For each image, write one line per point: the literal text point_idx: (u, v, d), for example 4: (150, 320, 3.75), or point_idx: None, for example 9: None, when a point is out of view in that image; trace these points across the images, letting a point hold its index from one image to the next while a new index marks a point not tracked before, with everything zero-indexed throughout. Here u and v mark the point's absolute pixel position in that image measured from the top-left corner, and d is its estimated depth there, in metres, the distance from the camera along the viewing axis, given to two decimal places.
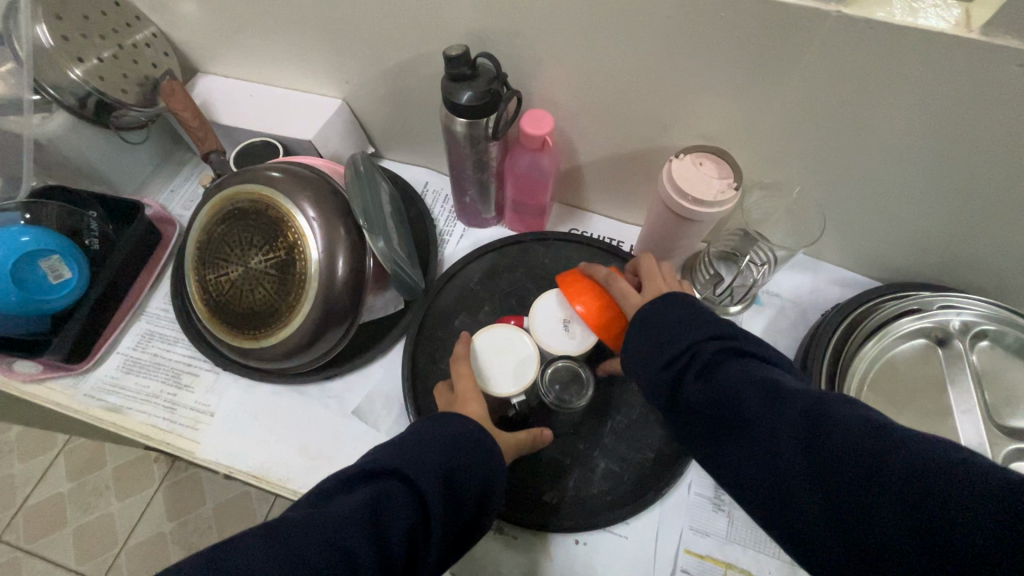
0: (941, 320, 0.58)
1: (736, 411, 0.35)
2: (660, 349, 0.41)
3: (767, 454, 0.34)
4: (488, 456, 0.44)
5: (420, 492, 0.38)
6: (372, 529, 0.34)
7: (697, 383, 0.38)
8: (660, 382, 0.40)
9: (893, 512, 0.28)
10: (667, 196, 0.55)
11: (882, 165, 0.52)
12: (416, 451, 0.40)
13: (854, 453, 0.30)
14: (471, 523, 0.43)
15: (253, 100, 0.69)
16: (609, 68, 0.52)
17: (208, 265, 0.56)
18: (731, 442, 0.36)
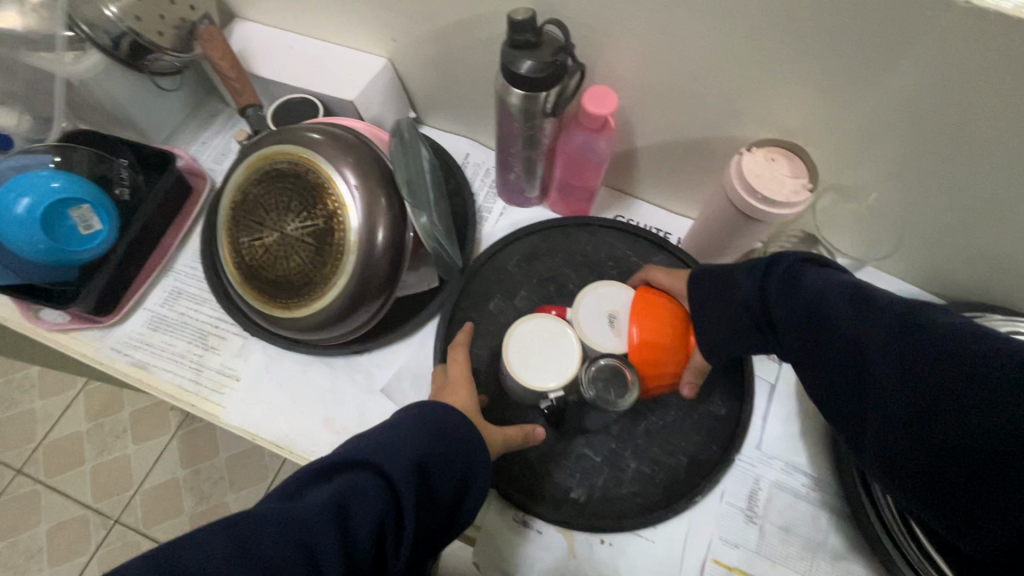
0: None
1: (814, 313, 0.36)
2: (742, 279, 0.44)
3: (847, 348, 0.34)
4: (469, 447, 0.42)
5: (393, 484, 0.36)
6: (337, 521, 0.33)
7: (783, 293, 0.39)
8: (748, 306, 0.42)
9: (983, 396, 0.27)
10: (732, 191, 0.51)
11: (975, 177, 0.47)
12: (390, 441, 0.39)
13: (928, 341, 0.29)
14: (447, 517, 0.41)
15: (294, 53, 0.65)
16: (686, 46, 0.48)
17: (242, 227, 0.54)
18: (809, 347, 0.37)
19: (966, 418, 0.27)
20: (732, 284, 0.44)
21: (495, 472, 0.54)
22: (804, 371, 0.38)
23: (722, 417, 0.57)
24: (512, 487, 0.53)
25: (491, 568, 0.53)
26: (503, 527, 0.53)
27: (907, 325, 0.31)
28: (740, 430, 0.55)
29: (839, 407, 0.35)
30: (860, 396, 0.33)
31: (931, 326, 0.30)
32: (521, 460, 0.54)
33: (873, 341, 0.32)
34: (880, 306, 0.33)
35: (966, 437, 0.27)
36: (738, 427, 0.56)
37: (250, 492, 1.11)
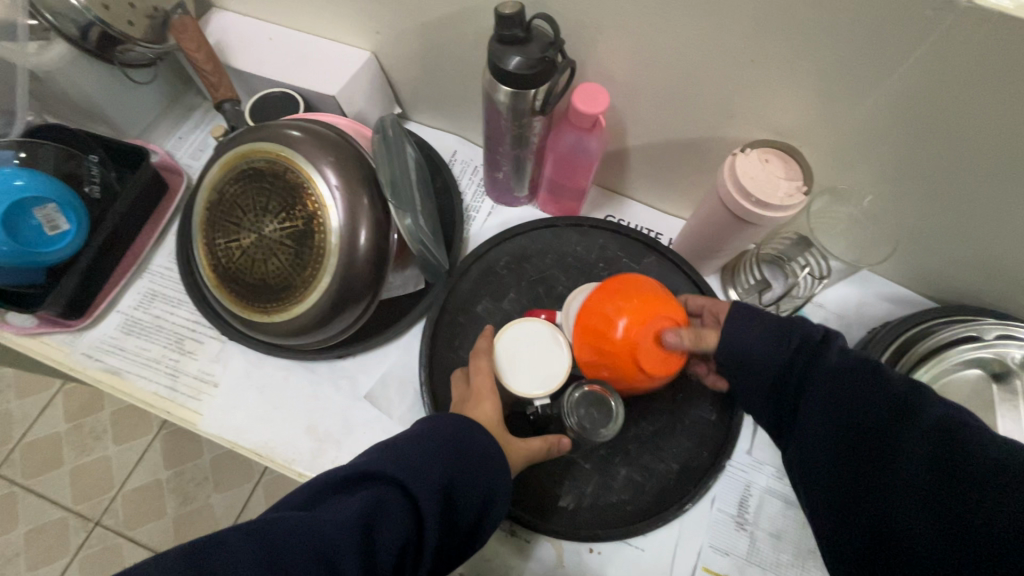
0: (1002, 351, 0.54)
1: (856, 397, 0.36)
2: (777, 329, 0.42)
3: (878, 431, 0.34)
4: (498, 467, 0.41)
5: (416, 505, 0.35)
6: (362, 543, 0.31)
7: (817, 362, 0.39)
8: (769, 370, 0.41)
9: (1001, 505, 0.28)
10: (726, 193, 0.49)
11: (970, 181, 0.46)
12: (417, 457, 0.37)
13: (972, 461, 0.29)
14: (468, 535, 0.40)
15: (274, 45, 0.63)
16: (679, 43, 0.46)
17: (218, 228, 0.51)
18: (836, 427, 0.36)
19: (974, 519, 0.28)
20: (766, 326, 0.42)
21: None
22: (814, 437, 0.37)
23: (713, 422, 0.56)
24: None
25: None
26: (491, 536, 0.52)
27: (949, 433, 0.31)
28: (731, 436, 0.54)
29: (842, 481, 0.35)
30: (875, 479, 0.33)
31: (973, 437, 0.30)
32: None
33: (912, 434, 0.32)
34: (920, 407, 0.33)
35: (972, 536, 0.28)
36: (729, 433, 0.55)
37: (235, 493, 1.09)
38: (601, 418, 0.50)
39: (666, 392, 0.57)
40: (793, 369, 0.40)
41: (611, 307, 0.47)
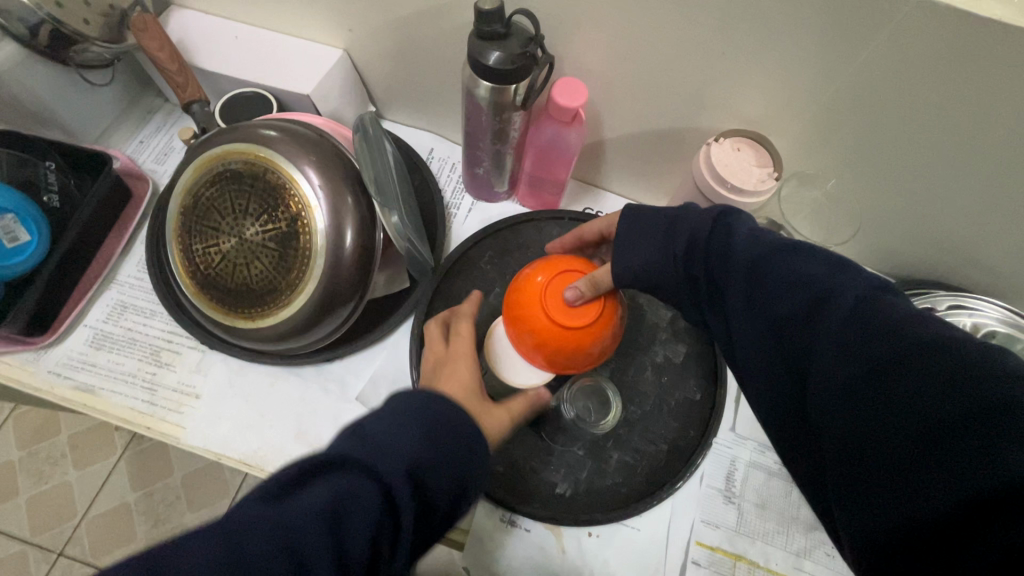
0: (955, 321, 0.58)
1: (761, 291, 0.33)
2: (681, 218, 0.41)
3: (790, 316, 0.31)
4: (475, 442, 0.35)
5: (391, 495, 0.30)
6: (329, 538, 0.27)
7: (717, 243, 0.37)
8: (676, 262, 0.40)
9: (932, 383, 0.25)
10: (702, 180, 0.51)
11: (923, 163, 0.50)
12: (390, 437, 0.32)
13: (879, 345, 0.27)
14: (446, 523, 0.35)
15: (242, 44, 0.61)
16: (653, 37, 0.48)
17: (194, 234, 0.49)
18: (748, 327, 0.34)
19: (909, 405, 0.25)
20: (656, 235, 0.42)
21: None
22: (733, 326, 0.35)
23: (697, 401, 0.58)
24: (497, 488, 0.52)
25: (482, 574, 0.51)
26: (492, 529, 0.52)
27: (870, 312, 0.29)
28: (715, 414, 0.57)
29: (767, 374, 0.33)
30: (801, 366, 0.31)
31: (890, 314, 0.28)
32: (506, 460, 0.54)
33: (836, 317, 0.29)
34: (838, 289, 0.31)
35: (895, 418, 0.26)
36: (712, 410, 0.57)
37: (211, 511, 1.05)
38: (598, 410, 0.56)
39: (652, 375, 0.59)
40: (699, 259, 0.38)
41: (542, 274, 0.49)
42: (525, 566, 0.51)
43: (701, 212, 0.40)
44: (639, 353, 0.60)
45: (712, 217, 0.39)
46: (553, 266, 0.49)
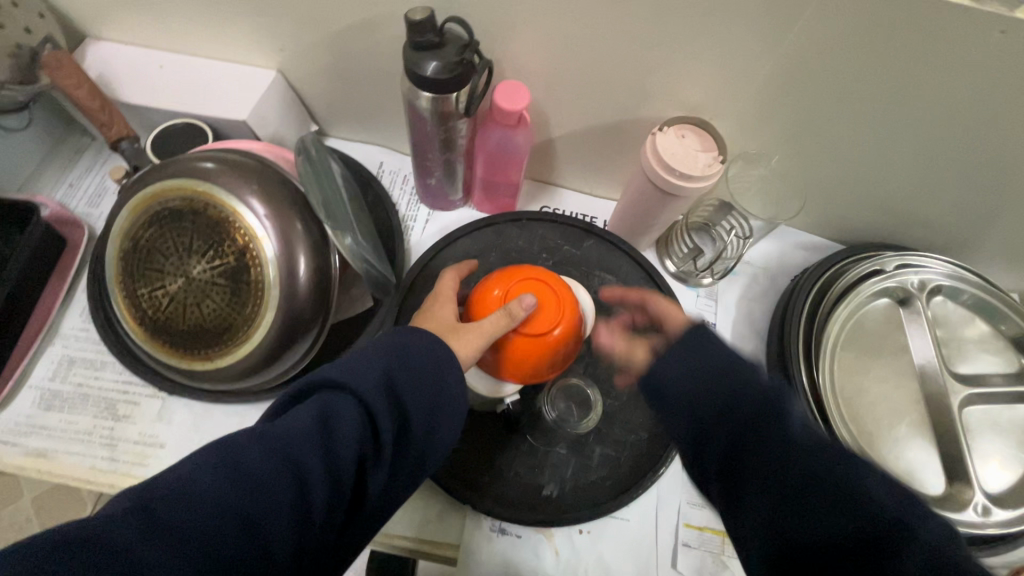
0: (902, 280, 0.61)
1: (769, 461, 0.34)
2: (701, 353, 0.40)
3: (800, 496, 0.33)
4: (438, 359, 0.39)
5: (367, 408, 0.35)
6: (317, 442, 0.32)
7: (771, 456, 0.34)
8: (722, 406, 0.37)
9: None
10: (650, 169, 0.52)
11: (856, 131, 0.52)
12: (363, 363, 0.37)
13: (882, 551, 0.29)
14: (427, 443, 0.39)
15: (168, 73, 0.58)
16: (589, 33, 0.48)
17: (137, 278, 0.47)
18: (753, 488, 0.35)
19: None
20: (688, 361, 0.40)
21: (464, 486, 0.52)
22: (727, 472, 0.37)
23: None
24: (484, 498, 0.52)
25: None
26: (482, 539, 0.52)
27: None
28: None
29: (755, 533, 0.35)
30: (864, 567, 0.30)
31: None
32: (490, 469, 0.53)
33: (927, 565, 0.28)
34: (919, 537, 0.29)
35: None
36: None
37: None
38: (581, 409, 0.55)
39: (626, 366, 0.60)
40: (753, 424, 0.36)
41: (498, 287, 0.47)
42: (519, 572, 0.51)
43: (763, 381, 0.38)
44: None
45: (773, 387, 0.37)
46: (513, 276, 0.48)
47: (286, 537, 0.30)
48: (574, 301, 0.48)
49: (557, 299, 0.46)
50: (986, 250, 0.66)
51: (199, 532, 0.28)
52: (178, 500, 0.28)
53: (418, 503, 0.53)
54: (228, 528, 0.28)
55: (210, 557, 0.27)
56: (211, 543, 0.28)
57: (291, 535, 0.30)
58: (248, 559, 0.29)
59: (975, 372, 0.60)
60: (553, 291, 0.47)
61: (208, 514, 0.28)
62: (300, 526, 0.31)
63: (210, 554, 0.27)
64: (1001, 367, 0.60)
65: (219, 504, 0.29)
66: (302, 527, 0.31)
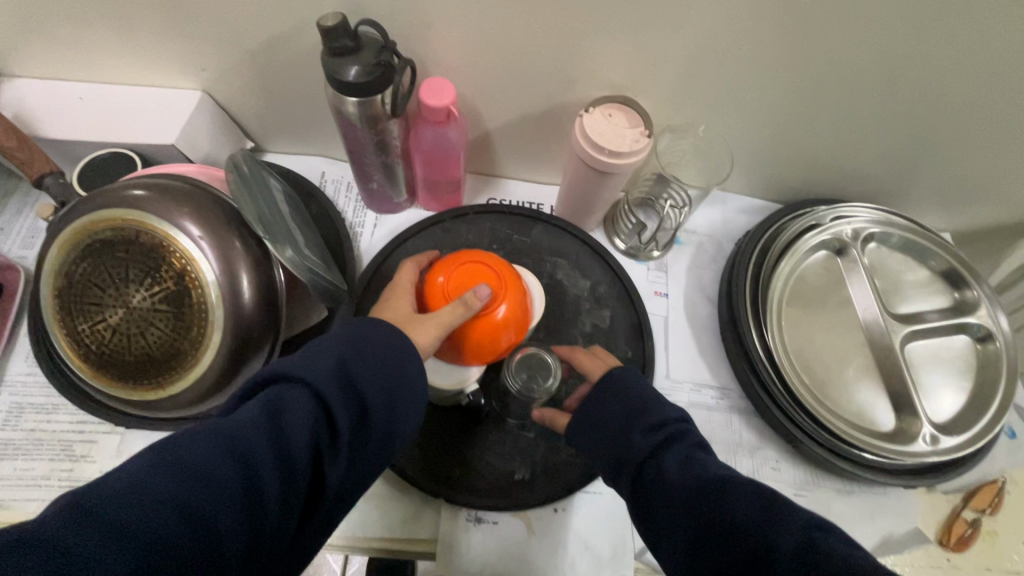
0: (836, 231, 0.64)
1: (697, 482, 0.38)
2: (636, 402, 0.46)
3: (723, 504, 0.36)
4: (392, 345, 0.40)
5: (322, 397, 0.35)
6: (269, 433, 0.32)
7: (672, 463, 0.40)
8: (629, 440, 0.43)
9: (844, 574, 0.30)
10: (582, 151, 0.53)
11: (773, 93, 0.55)
12: (315, 354, 0.37)
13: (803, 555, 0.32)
14: (385, 434, 0.39)
15: (90, 104, 0.57)
16: (505, 24, 0.49)
17: (76, 314, 0.46)
18: (682, 511, 0.37)
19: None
20: (622, 404, 0.46)
21: (437, 481, 0.53)
22: (658, 508, 0.39)
23: (630, 358, 0.61)
24: (457, 489, 0.53)
25: None
26: (459, 531, 0.52)
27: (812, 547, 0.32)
28: (648, 367, 0.60)
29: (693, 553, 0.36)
30: (730, 533, 0.35)
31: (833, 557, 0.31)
32: (461, 461, 0.54)
33: (778, 534, 0.33)
34: (787, 511, 0.34)
35: None
36: (645, 363, 0.60)
37: None
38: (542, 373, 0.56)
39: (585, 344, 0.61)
40: (655, 452, 0.42)
41: (441, 275, 0.48)
42: (499, 558, 0.52)
43: (668, 416, 0.44)
44: (568, 327, 0.62)
45: (678, 428, 0.43)
46: (456, 263, 0.49)
47: (236, 531, 0.30)
48: (516, 282, 0.50)
49: (501, 280, 0.48)
50: (914, 195, 0.69)
51: (142, 526, 0.27)
52: (126, 493, 0.27)
53: (392, 503, 0.53)
54: (177, 523, 0.28)
55: (154, 551, 0.27)
56: (156, 537, 0.27)
57: (241, 529, 0.30)
58: (195, 553, 0.28)
59: (913, 311, 0.63)
60: (496, 274, 0.48)
61: (152, 507, 0.27)
62: (251, 519, 0.30)
63: (155, 548, 0.27)
64: (936, 303, 0.64)
65: (164, 496, 0.28)
66: (254, 521, 0.30)
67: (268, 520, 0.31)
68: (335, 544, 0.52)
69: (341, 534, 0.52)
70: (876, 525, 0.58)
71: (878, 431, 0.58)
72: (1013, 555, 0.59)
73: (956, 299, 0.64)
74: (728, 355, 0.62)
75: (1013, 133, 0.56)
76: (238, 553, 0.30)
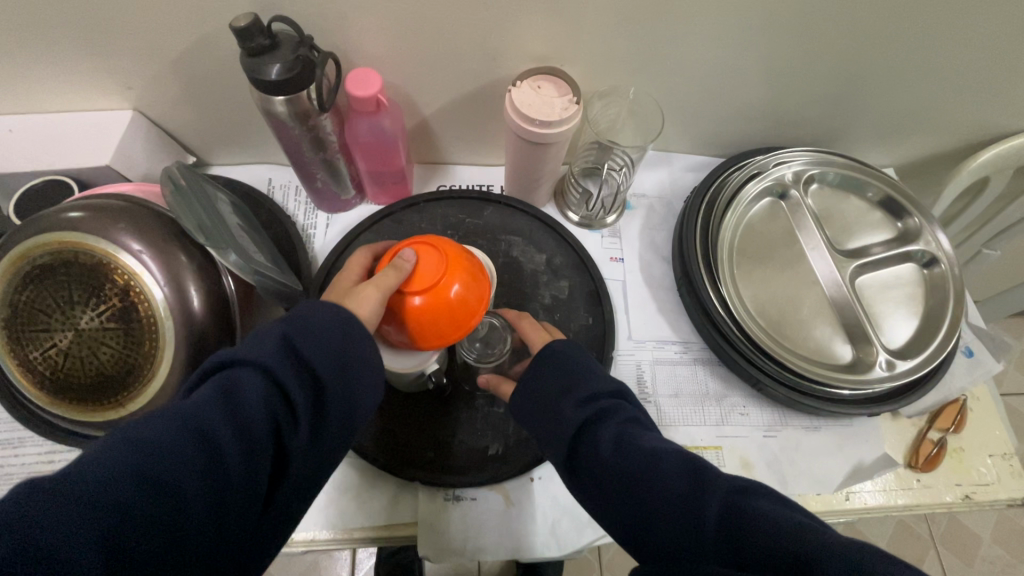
0: (778, 176, 0.65)
1: (640, 459, 0.39)
2: (570, 377, 0.46)
3: (668, 478, 0.38)
4: (337, 316, 0.41)
5: (271, 373, 0.36)
6: (222, 409, 0.33)
7: (606, 442, 0.41)
8: (562, 416, 0.44)
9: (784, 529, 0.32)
10: (515, 126, 0.54)
11: (695, 49, 0.56)
12: (262, 335, 0.38)
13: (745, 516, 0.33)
14: (345, 403, 0.40)
15: (21, 136, 0.57)
16: (420, 9, 0.49)
17: (26, 343, 0.46)
18: (630, 491, 0.39)
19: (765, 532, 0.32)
20: (555, 381, 0.47)
21: (412, 464, 0.54)
22: (604, 486, 0.40)
23: (590, 324, 0.62)
24: (433, 470, 0.54)
25: (446, 556, 0.52)
26: (439, 511, 0.53)
27: (734, 512, 0.34)
28: (609, 331, 0.61)
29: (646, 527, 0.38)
30: (668, 499, 0.37)
31: (754, 519, 0.33)
32: (435, 443, 0.55)
33: (703, 505, 0.35)
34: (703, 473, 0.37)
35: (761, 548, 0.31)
36: (606, 327, 0.61)
37: None
38: (496, 339, 0.58)
39: (546, 315, 0.62)
40: (589, 427, 0.43)
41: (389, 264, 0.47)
42: (481, 532, 0.53)
43: (599, 388, 0.45)
44: (527, 302, 0.63)
45: (609, 403, 0.44)
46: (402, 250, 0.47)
47: (201, 500, 0.30)
48: (463, 257, 0.49)
49: (444, 257, 0.46)
50: (850, 135, 0.71)
51: (103, 498, 0.27)
52: (86, 472, 0.28)
53: (370, 492, 0.54)
54: (141, 496, 0.28)
55: (118, 522, 0.27)
56: (118, 508, 0.27)
57: (207, 499, 0.31)
58: (162, 522, 0.29)
59: (860, 246, 0.65)
60: (442, 253, 0.47)
61: (113, 484, 0.28)
62: (215, 489, 0.31)
63: (117, 517, 0.27)
64: (881, 235, 0.66)
65: (121, 471, 0.28)
66: (218, 491, 0.31)
67: (234, 489, 0.32)
68: (318, 539, 0.52)
69: (323, 529, 0.53)
70: (845, 455, 0.59)
71: (838, 364, 0.60)
72: (979, 468, 0.61)
73: (900, 229, 0.66)
74: (687, 310, 0.63)
75: (931, 60, 0.58)
76: (208, 520, 0.31)
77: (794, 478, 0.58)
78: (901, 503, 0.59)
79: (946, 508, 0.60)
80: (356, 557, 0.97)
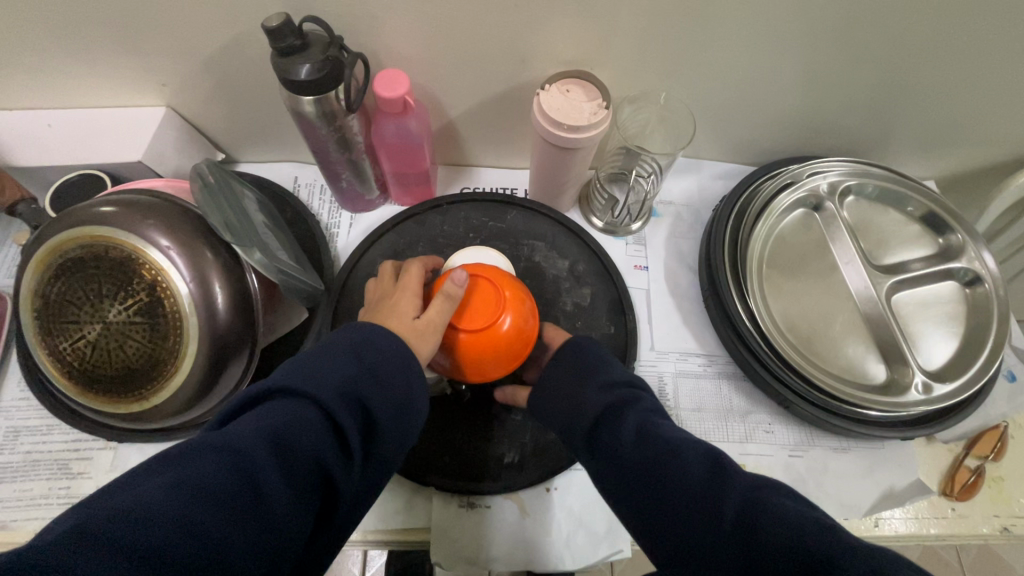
0: (812, 187, 0.63)
1: (669, 447, 0.38)
2: (599, 370, 0.46)
3: (694, 470, 0.36)
4: (402, 358, 0.40)
5: (329, 412, 0.35)
6: (276, 449, 0.31)
7: (628, 428, 0.41)
8: (584, 399, 0.44)
9: (810, 535, 0.30)
10: (543, 130, 0.53)
11: (730, 53, 0.54)
12: (320, 366, 0.37)
13: (772, 517, 0.32)
14: (395, 438, 0.39)
15: (59, 130, 0.59)
16: (448, 11, 0.49)
17: (56, 333, 0.47)
18: (650, 475, 0.38)
19: (793, 537, 0.30)
20: (579, 370, 0.47)
21: (428, 468, 0.53)
22: (624, 465, 0.39)
23: (612, 333, 0.61)
24: (449, 474, 0.53)
25: (457, 563, 0.52)
26: (452, 517, 0.52)
27: (758, 509, 0.32)
28: (631, 340, 0.59)
29: (660, 511, 0.36)
30: (686, 488, 0.36)
31: (777, 517, 0.32)
32: (450, 448, 0.55)
33: (723, 497, 0.34)
34: (733, 471, 0.36)
35: (782, 550, 0.30)
36: (628, 336, 0.60)
37: None
38: None
39: (566, 322, 0.61)
40: (610, 411, 0.43)
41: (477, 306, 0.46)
42: (495, 540, 0.52)
43: (626, 379, 0.45)
44: (548, 308, 0.62)
45: (630, 393, 0.43)
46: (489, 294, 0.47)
47: (246, 554, 0.28)
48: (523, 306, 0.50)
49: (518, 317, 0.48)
50: (891, 145, 0.68)
51: (153, 544, 0.25)
52: (142, 516, 0.26)
53: (384, 494, 0.54)
54: (191, 548, 0.26)
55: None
56: (166, 558, 0.25)
57: (253, 553, 0.29)
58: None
59: (897, 261, 0.63)
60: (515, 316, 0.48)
61: (166, 531, 0.26)
62: (261, 542, 0.29)
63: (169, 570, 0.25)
64: (921, 251, 0.63)
65: (175, 515, 0.26)
66: (265, 544, 0.29)
67: (279, 544, 0.30)
68: None
69: None
70: (875, 479, 0.57)
71: (871, 383, 0.57)
72: (1020, 500, 0.58)
73: (942, 244, 0.63)
74: (713, 322, 0.62)
75: (981, 69, 0.55)
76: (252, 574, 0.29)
77: (821, 499, 0.56)
78: (934, 532, 0.56)
79: (982, 540, 0.57)
80: (368, 555, 0.98)
